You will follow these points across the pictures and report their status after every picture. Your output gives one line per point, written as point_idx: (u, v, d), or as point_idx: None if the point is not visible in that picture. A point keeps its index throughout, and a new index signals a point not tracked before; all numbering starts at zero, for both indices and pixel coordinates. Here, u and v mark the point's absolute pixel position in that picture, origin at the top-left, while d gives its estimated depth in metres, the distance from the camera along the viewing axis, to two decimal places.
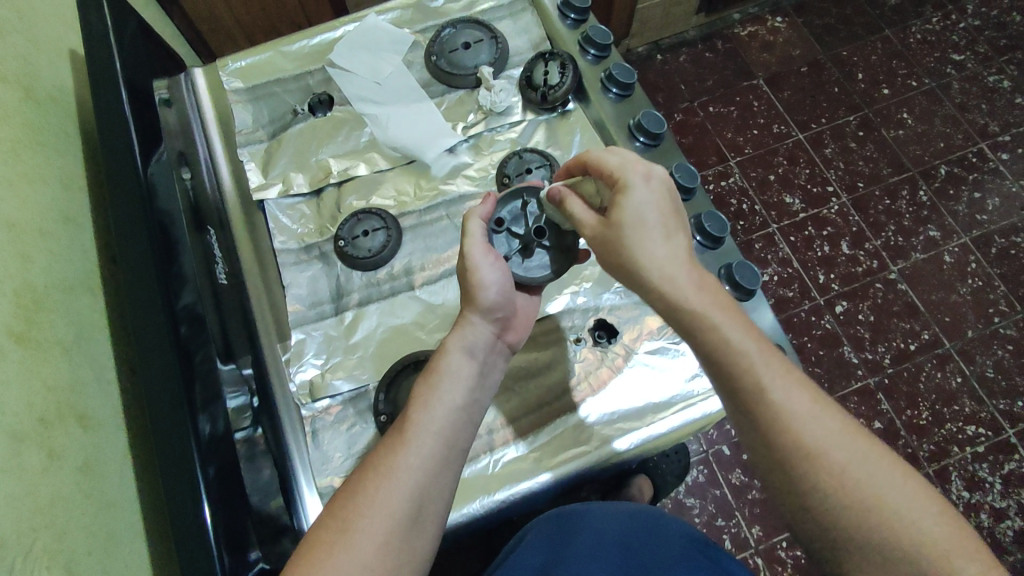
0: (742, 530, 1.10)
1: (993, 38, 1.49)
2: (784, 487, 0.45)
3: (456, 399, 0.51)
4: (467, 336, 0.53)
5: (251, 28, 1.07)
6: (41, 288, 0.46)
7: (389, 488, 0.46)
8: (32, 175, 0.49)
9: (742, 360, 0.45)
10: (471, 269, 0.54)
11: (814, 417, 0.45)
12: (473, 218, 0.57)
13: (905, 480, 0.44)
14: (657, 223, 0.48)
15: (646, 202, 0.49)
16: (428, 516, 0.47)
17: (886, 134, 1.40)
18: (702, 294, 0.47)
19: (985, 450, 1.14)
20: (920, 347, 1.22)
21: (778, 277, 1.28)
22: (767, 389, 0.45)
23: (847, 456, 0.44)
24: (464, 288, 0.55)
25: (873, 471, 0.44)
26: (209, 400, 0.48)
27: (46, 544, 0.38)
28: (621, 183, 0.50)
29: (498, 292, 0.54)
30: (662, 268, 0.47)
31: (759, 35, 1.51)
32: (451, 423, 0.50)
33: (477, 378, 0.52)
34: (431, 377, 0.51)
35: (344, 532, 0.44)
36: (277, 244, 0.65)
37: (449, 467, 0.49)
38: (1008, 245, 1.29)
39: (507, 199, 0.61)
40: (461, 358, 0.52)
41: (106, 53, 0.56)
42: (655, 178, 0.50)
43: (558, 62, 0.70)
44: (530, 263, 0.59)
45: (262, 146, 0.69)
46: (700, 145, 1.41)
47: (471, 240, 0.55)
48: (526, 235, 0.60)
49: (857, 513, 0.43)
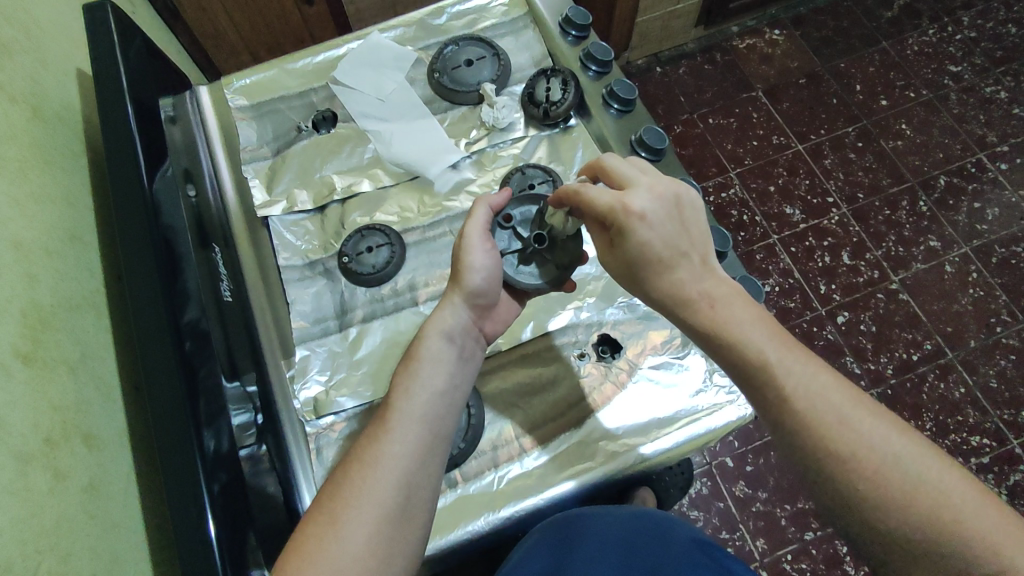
0: (747, 543, 1.09)
1: (989, 49, 1.50)
2: (816, 486, 0.45)
3: (437, 384, 0.51)
4: (446, 319, 0.54)
5: (255, 46, 1.08)
6: (47, 306, 0.46)
7: (378, 476, 0.46)
8: (39, 194, 0.50)
9: (780, 373, 0.46)
10: (464, 248, 0.56)
11: (843, 420, 0.44)
12: (482, 203, 0.58)
13: (946, 472, 0.42)
14: (661, 258, 0.50)
15: (646, 240, 0.50)
16: (417, 502, 0.47)
17: (885, 145, 1.41)
18: (719, 313, 0.48)
19: (990, 461, 1.14)
20: (922, 357, 1.21)
21: (779, 288, 1.28)
22: (807, 400, 0.45)
23: (877, 456, 0.43)
24: (455, 268, 0.56)
25: (907, 467, 0.42)
26: (213, 416, 0.48)
27: (50, 567, 0.38)
28: (617, 227, 0.51)
29: (485, 277, 0.56)
30: (677, 299, 0.50)
31: (757, 47, 1.52)
32: (434, 408, 0.50)
33: (459, 361, 0.53)
34: (412, 362, 0.52)
35: (333, 523, 0.44)
36: (282, 261, 0.65)
37: (436, 453, 0.49)
38: (1009, 255, 1.29)
39: (523, 201, 0.63)
40: (442, 343, 0.53)
41: (114, 72, 0.57)
42: (649, 214, 0.50)
43: (560, 78, 0.70)
44: (523, 268, 0.60)
45: (267, 162, 0.70)
46: (700, 156, 1.41)
47: (472, 222, 0.57)
48: (527, 239, 0.61)
49: (890, 511, 0.42)
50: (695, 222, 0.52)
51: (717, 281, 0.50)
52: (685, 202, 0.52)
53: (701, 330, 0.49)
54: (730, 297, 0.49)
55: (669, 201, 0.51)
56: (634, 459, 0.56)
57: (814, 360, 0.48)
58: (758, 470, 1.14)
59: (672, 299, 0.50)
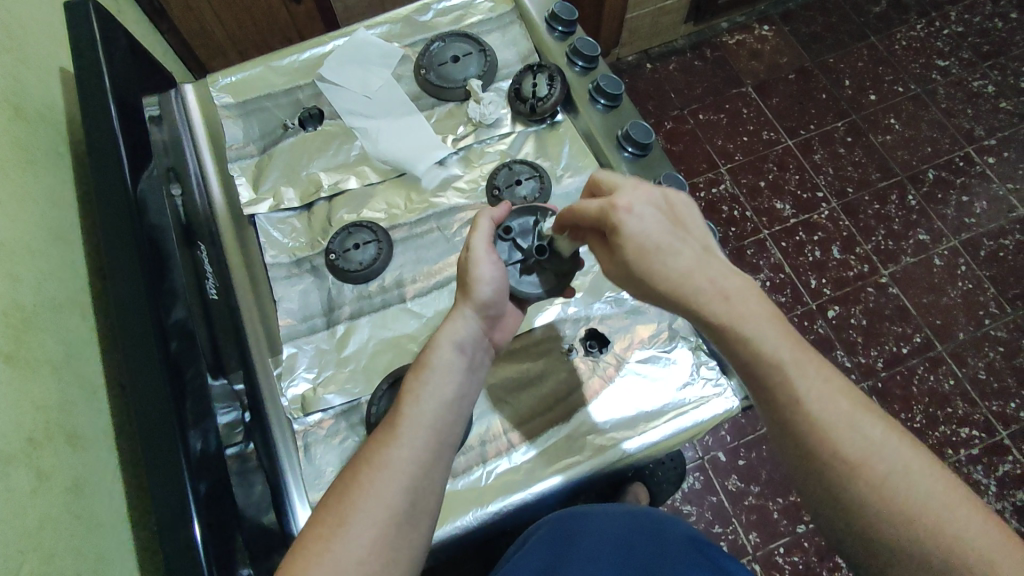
0: (739, 537, 1.10)
1: (976, 44, 1.51)
2: (818, 489, 0.45)
3: (446, 393, 0.50)
4: (458, 330, 0.53)
5: (241, 43, 1.08)
6: (30, 307, 0.46)
7: (385, 481, 0.46)
8: (21, 194, 0.50)
9: (765, 367, 0.46)
10: (471, 261, 0.55)
11: (853, 425, 0.45)
12: (485, 216, 0.58)
13: (949, 487, 0.43)
14: (658, 245, 0.49)
15: (639, 229, 0.49)
16: (422, 508, 0.46)
17: (874, 139, 1.41)
18: (735, 305, 0.47)
19: (979, 452, 1.15)
20: (912, 349, 1.22)
21: (769, 283, 1.29)
22: (804, 399, 0.45)
23: (884, 464, 0.43)
24: (462, 281, 0.55)
25: (909, 477, 0.43)
26: (199, 417, 0.47)
27: (33, 567, 0.38)
28: (609, 226, 0.50)
29: (494, 289, 0.55)
30: (684, 286, 0.48)
31: (747, 43, 1.52)
32: (443, 417, 0.49)
33: (468, 371, 0.52)
34: (422, 371, 0.51)
35: (340, 525, 0.44)
36: (268, 259, 0.65)
37: (442, 460, 0.48)
38: (996, 248, 1.30)
39: (521, 212, 0.62)
40: (452, 353, 0.52)
41: (96, 70, 0.56)
42: (636, 207, 0.50)
43: (546, 74, 0.70)
44: (527, 279, 0.60)
45: (252, 160, 0.69)
46: (690, 152, 1.42)
47: (477, 235, 0.56)
48: (528, 250, 0.60)
49: (892, 518, 0.42)
50: (688, 216, 0.52)
51: (727, 272, 0.49)
52: (675, 198, 0.52)
53: (716, 324, 0.47)
54: (742, 290, 0.48)
55: (658, 198, 0.51)
56: (618, 454, 0.57)
57: (827, 364, 0.48)
58: (750, 464, 1.14)
59: (679, 287, 0.48)
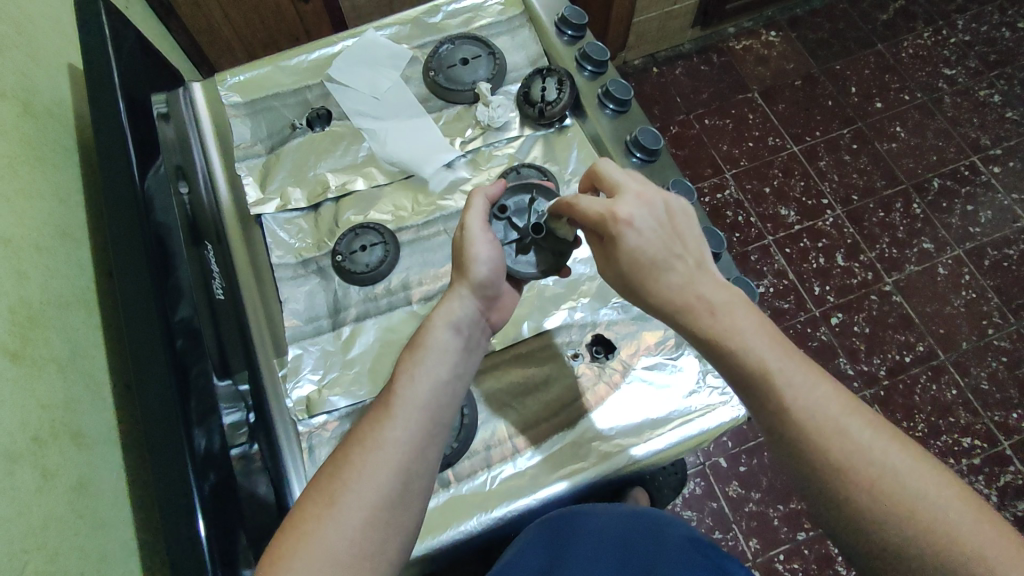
0: (740, 543, 1.09)
1: (983, 53, 1.51)
2: (818, 499, 0.44)
3: (441, 374, 0.50)
4: (453, 311, 0.53)
5: (249, 41, 1.07)
6: (36, 304, 0.46)
7: (377, 461, 0.45)
8: (29, 190, 0.49)
9: (775, 376, 0.46)
10: (466, 241, 0.55)
11: (840, 429, 0.44)
12: (480, 194, 0.57)
13: (942, 486, 0.42)
14: (654, 261, 0.49)
15: (637, 245, 0.49)
16: (415, 490, 0.46)
17: (879, 147, 1.41)
18: (719, 320, 0.47)
19: (980, 463, 1.15)
20: (915, 358, 1.22)
21: (773, 289, 1.29)
22: (789, 406, 0.45)
23: (875, 467, 0.43)
24: (458, 260, 0.55)
25: (905, 481, 0.42)
26: (204, 415, 0.47)
27: (37, 566, 0.37)
28: (608, 236, 0.50)
29: (490, 268, 0.55)
30: (675, 301, 0.48)
31: (753, 48, 1.52)
32: (437, 397, 0.49)
33: (463, 352, 0.52)
34: (417, 351, 0.51)
35: (331, 505, 0.44)
36: (274, 259, 0.65)
37: (435, 442, 0.48)
38: (1000, 257, 1.30)
39: (517, 191, 0.63)
40: (448, 334, 0.52)
41: (106, 67, 0.56)
42: (636, 220, 0.50)
43: (555, 78, 0.70)
44: (522, 258, 0.60)
45: (260, 160, 0.69)
46: (696, 158, 1.41)
47: (472, 214, 0.56)
48: (524, 229, 0.61)
49: (888, 523, 0.42)
50: (689, 225, 0.51)
51: (717, 286, 0.49)
52: (676, 206, 0.52)
53: (704, 339, 0.47)
54: (730, 303, 0.48)
55: (659, 208, 0.51)
56: (625, 461, 0.56)
57: (820, 370, 0.47)
58: (751, 470, 1.14)
59: (665, 301, 0.49)
